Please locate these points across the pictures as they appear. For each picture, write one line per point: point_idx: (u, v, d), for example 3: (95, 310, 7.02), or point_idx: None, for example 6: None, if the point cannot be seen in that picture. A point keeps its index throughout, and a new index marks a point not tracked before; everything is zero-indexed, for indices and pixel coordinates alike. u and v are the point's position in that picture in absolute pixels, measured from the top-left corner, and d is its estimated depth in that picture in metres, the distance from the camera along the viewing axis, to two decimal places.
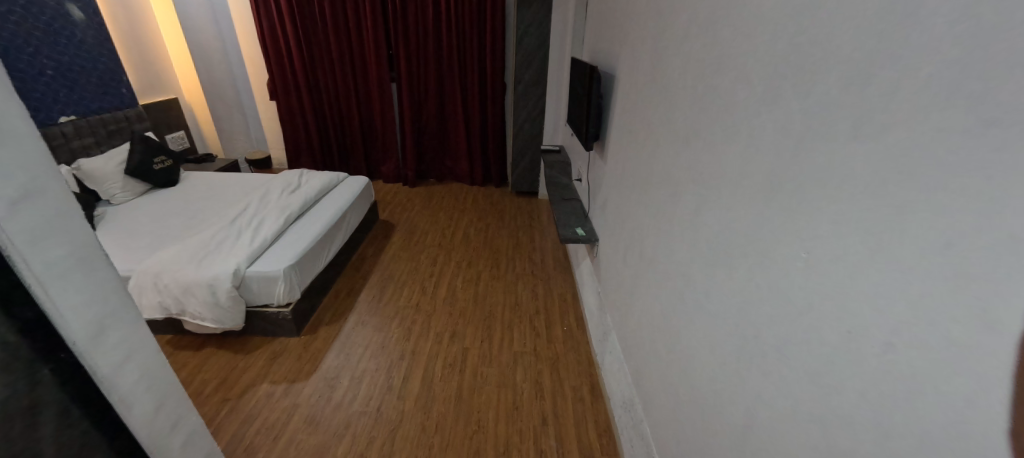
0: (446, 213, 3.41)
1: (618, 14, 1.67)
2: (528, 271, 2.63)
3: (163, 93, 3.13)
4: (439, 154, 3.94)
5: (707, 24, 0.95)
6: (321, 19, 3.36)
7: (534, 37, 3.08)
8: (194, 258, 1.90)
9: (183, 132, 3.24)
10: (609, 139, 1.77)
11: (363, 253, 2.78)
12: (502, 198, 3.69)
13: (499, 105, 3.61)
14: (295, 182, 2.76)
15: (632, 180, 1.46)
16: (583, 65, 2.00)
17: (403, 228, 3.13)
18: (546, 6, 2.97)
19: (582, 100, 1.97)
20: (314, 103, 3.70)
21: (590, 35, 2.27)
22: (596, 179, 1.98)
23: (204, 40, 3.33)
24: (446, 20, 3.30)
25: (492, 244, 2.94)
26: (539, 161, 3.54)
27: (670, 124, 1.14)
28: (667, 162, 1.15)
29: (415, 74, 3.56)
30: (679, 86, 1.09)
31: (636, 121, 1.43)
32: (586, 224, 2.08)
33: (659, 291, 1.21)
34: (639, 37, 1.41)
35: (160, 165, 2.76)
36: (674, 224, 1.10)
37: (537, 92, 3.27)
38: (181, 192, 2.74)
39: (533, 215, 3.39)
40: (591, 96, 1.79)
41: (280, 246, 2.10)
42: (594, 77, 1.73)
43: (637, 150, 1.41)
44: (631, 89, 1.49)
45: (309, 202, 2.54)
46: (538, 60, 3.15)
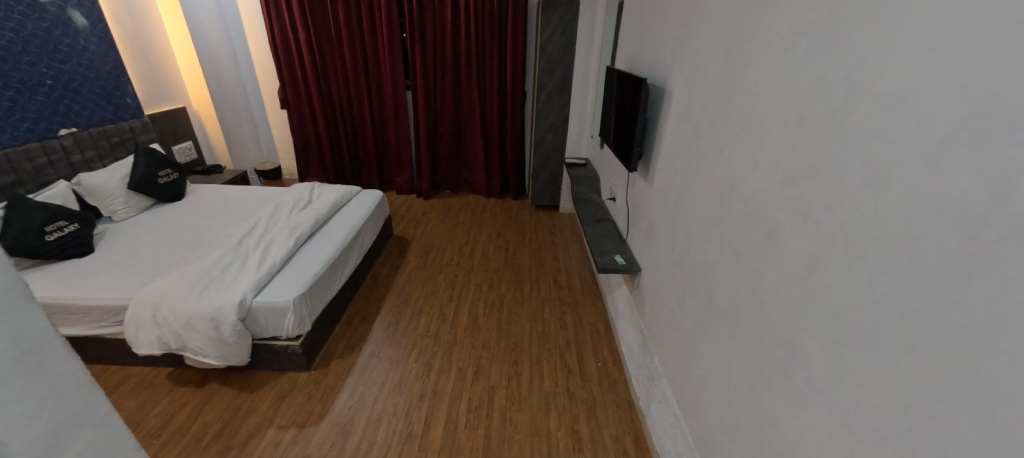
0: (463, 228, 3.23)
1: (669, 21, 1.49)
2: (554, 296, 2.44)
3: (171, 102, 2.99)
4: (455, 164, 3.77)
5: (819, 35, 0.77)
6: (334, 25, 3.22)
7: (558, 43, 2.89)
8: (196, 286, 1.74)
9: (190, 142, 3.11)
10: (657, 160, 1.58)
11: (377, 274, 2.61)
12: (521, 212, 3.51)
13: (519, 114, 3.43)
14: (306, 198, 2.60)
15: (693, 210, 1.28)
16: (624, 76, 1.81)
17: (419, 245, 2.96)
18: (573, 11, 2.79)
19: (624, 115, 1.78)
20: (326, 112, 3.55)
21: (626, 42, 2.08)
22: (638, 202, 1.79)
23: (213, 46, 3.20)
24: (465, 25, 3.14)
25: (514, 264, 2.75)
26: (561, 173, 3.35)
27: (756, 152, 0.96)
28: (752, 197, 0.96)
29: (432, 82, 3.39)
30: (769, 108, 0.91)
31: (699, 143, 1.24)
32: (625, 251, 1.88)
33: (737, 347, 1.02)
34: (701, 47, 1.23)
35: (165, 179, 2.62)
36: (764, 273, 0.92)
37: (561, 101, 3.09)
38: (187, 208, 2.60)
39: (555, 231, 3.19)
40: (636, 112, 1.60)
41: (289, 271, 1.93)
42: (641, 90, 1.54)
43: (701, 176, 1.22)
44: (691, 106, 1.30)
45: (321, 219, 2.37)
46: (563, 67, 2.97)
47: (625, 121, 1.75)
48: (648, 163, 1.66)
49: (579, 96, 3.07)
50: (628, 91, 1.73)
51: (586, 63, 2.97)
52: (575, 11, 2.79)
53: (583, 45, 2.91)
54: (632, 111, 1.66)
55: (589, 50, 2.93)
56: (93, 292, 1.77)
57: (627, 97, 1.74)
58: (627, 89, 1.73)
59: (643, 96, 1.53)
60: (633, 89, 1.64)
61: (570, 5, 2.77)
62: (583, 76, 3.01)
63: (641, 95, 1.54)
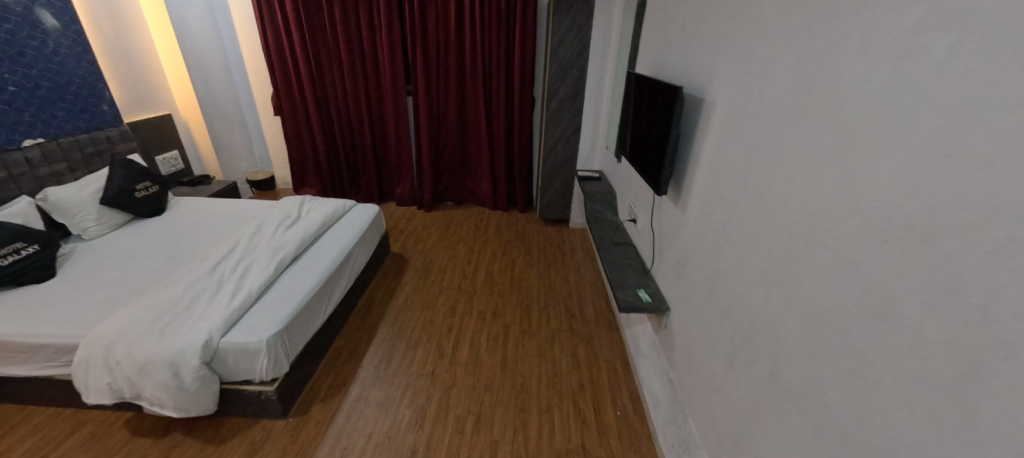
0: (466, 244, 3.00)
1: (710, 17, 1.24)
2: (565, 326, 2.19)
3: (157, 109, 2.81)
4: (458, 175, 3.54)
5: (978, 28, 0.52)
6: (330, 26, 3.01)
7: (571, 45, 2.65)
8: (157, 324, 1.52)
9: (176, 152, 2.91)
10: (693, 183, 1.32)
11: (370, 297, 2.38)
12: (529, 227, 3.26)
13: (527, 122, 3.19)
14: (293, 214, 2.38)
15: (747, 251, 1.02)
16: (651, 82, 1.55)
17: (418, 264, 2.72)
18: (587, 10, 2.55)
19: (651, 126, 1.52)
20: (323, 119, 3.34)
21: (649, 44, 1.84)
22: (666, 230, 1.54)
23: (202, 49, 3.01)
24: (470, 27, 2.92)
25: (520, 287, 2.50)
26: (572, 185, 3.10)
27: (853, 188, 0.70)
28: (847, 250, 0.71)
29: (434, 88, 3.17)
30: (878, 130, 0.66)
31: (758, 168, 0.98)
32: (649, 284, 1.62)
33: (820, 445, 0.77)
34: (760, 48, 0.98)
35: (143, 193, 2.42)
36: (871, 359, 0.66)
37: (573, 108, 2.84)
38: (165, 224, 2.39)
39: (565, 249, 2.94)
40: (667, 125, 1.34)
41: (266, 303, 1.70)
42: (674, 99, 1.28)
43: (761, 210, 0.97)
44: (743, 122, 1.05)
45: (308, 240, 2.15)
46: (576, 72, 2.73)
47: (652, 135, 1.50)
48: (681, 185, 1.40)
49: (593, 102, 2.83)
50: (656, 99, 1.47)
51: (601, 68, 2.73)
52: (589, 11, 2.55)
53: (598, 48, 2.67)
54: (662, 124, 1.40)
55: (604, 54, 2.69)
56: (41, 327, 1.55)
57: (655, 106, 1.49)
58: (656, 96, 1.48)
59: (677, 107, 1.27)
60: (664, 98, 1.38)
61: (585, 4, 2.53)
62: (597, 81, 2.77)
63: (674, 105, 1.28)
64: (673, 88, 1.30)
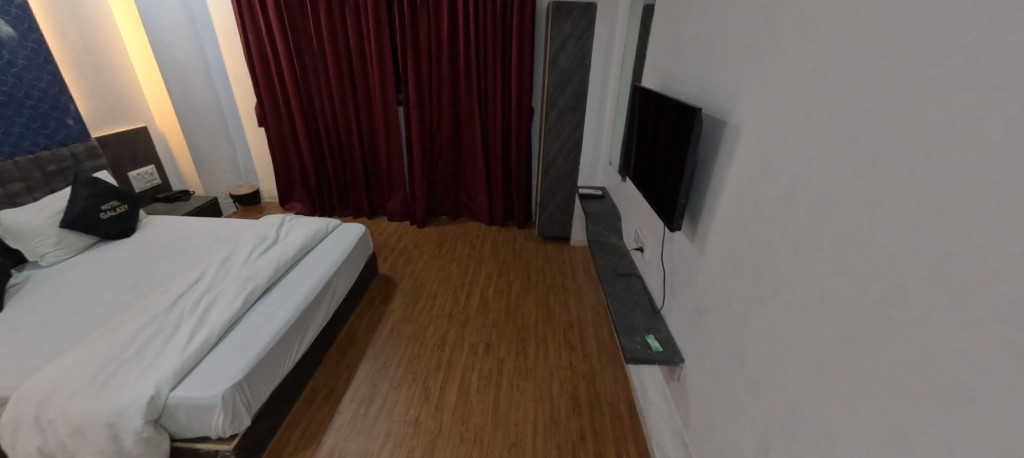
0: (459, 264, 2.81)
1: (733, 29, 1.05)
2: (564, 361, 1.99)
3: (129, 121, 2.63)
4: (453, 188, 3.35)
5: None
6: (315, 33, 2.83)
7: (572, 53, 2.46)
8: (98, 375, 1.33)
9: (152, 166, 2.74)
10: (713, 219, 1.13)
11: (353, 328, 2.19)
12: (527, 245, 3.07)
13: (525, 134, 3.01)
14: (271, 237, 2.20)
15: (789, 314, 0.82)
16: (662, 99, 1.36)
17: (407, 288, 2.54)
18: (589, 15, 2.37)
19: (663, 150, 1.32)
20: (309, 130, 3.16)
21: (658, 55, 1.65)
22: (680, 268, 1.34)
23: (181, 58, 2.84)
24: (464, 34, 2.74)
25: (516, 315, 2.31)
26: (573, 201, 2.91)
27: (953, 269, 0.51)
28: (952, 349, 0.51)
29: (426, 97, 2.99)
30: (1001, 192, 0.47)
31: (803, 215, 0.79)
32: (659, 328, 1.42)
33: None
34: (805, 64, 0.79)
35: (108, 213, 2.23)
36: None
37: (573, 120, 2.65)
38: (133, 248, 2.21)
39: (565, 270, 2.75)
40: (682, 152, 1.15)
41: (229, 347, 1.51)
42: (691, 123, 1.09)
43: (807, 268, 0.78)
44: (781, 154, 0.86)
45: (284, 267, 1.96)
46: (576, 81, 2.55)
47: (663, 160, 1.31)
48: (698, 219, 1.21)
49: (595, 114, 2.65)
50: (668, 119, 1.28)
51: (604, 77, 2.55)
52: (591, 16, 2.38)
53: (600, 56, 2.49)
54: (675, 149, 1.21)
55: (607, 62, 2.51)
56: None
57: (667, 128, 1.29)
58: (668, 116, 1.28)
59: (695, 132, 1.08)
60: (678, 120, 1.19)
61: (586, 9, 2.35)
62: (600, 92, 2.59)
63: (691, 129, 1.09)
64: (689, 109, 1.11)
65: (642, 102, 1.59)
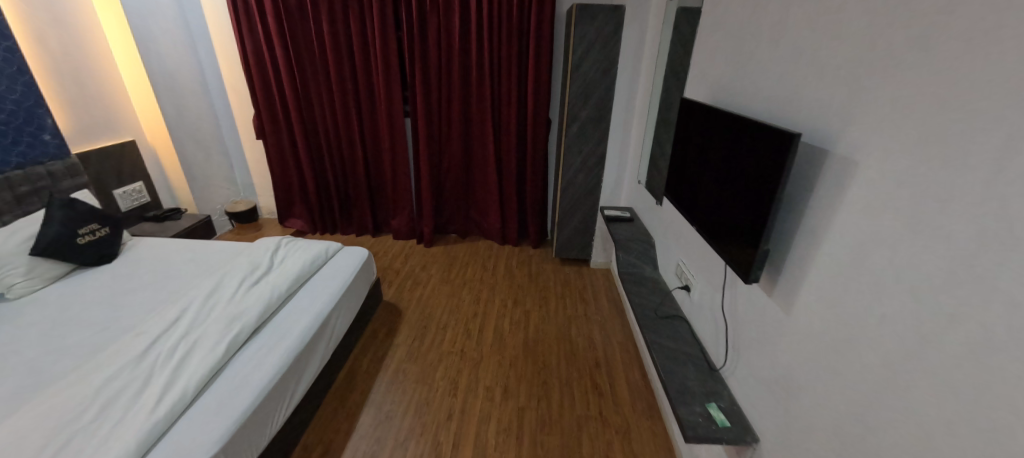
0: (470, 290, 2.58)
1: (838, 38, 0.83)
2: (593, 410, 1.75)
3: (115, 135, 2.42)
4: (463, 205, 3.13)
5: None
6: (316, 40, 2.63)
7: (596, 61, 2.25)
8: (43, 449, 1.10)
9: (141, 183, 2.54)
10: (812, 273, 0.89)
11: (353, 368, 1.96)
12: (543, 267, 2.84)
13: (542, 147, 2.78)
14: (264, 264, 1.97)
15: (962, 432, 0.58)
16: (727, 116, 1.12)
17: (414, 318, 2.31)
18: (616, 20, 2.16)
19: (732, 181, 1.08)
20: (310, 143, 2.96)
21: (709, 64, 1.43)
22: (751, 324, 1.10)
23: (174, 67, 2.65)
24: (477, 39, 2.53)
25: (534, 351, 2.07)
26: (594, 221, 2.69)
27: None
28: None
29: (434, 108, 2.77)
30: None
31: (992, 297, 0.56)
32: (721, 393, 1.18)
33: None
34: (990, 88, 0.56)
35: (85, 238, 2.02)
36: None
37: (597, 133, 2.43)
38: (113, 276, 2.00)
39: (586, 297, 2.51)
40: (767, 187, 0.91)
41: (206, 407, 1.28)
42: (784, 152, 0.85)
43: (1004, 376, 0.54)
44: (941, 203, 0.62)
45: (277, 302, 1.74)
46: (601, 92, 2.33)
47: (734, 194, 1.07)
48: (785, 269, 0.97)
49: (621, 127, 2.43)
50: (741, 143, 1.04)
51: (632, 87, 2.33)
52: (619, 21, 2.17)
53: (627, 65, 2.28)
54: (755, 182, 0.97)
55: (636, 70, 2.29)
56: None
57: (738, 153, 1.05)
58: (740, 139, 1.04)
59: (789, 164, 0.84)
60: (758, 145, 0.95)
61: (613, 13, 2.14)
62: (626, 103, 2.37)
63: (783, 160, 0.85)
64: (779, 133, 0.87)
65: (695, 120, 1.36)
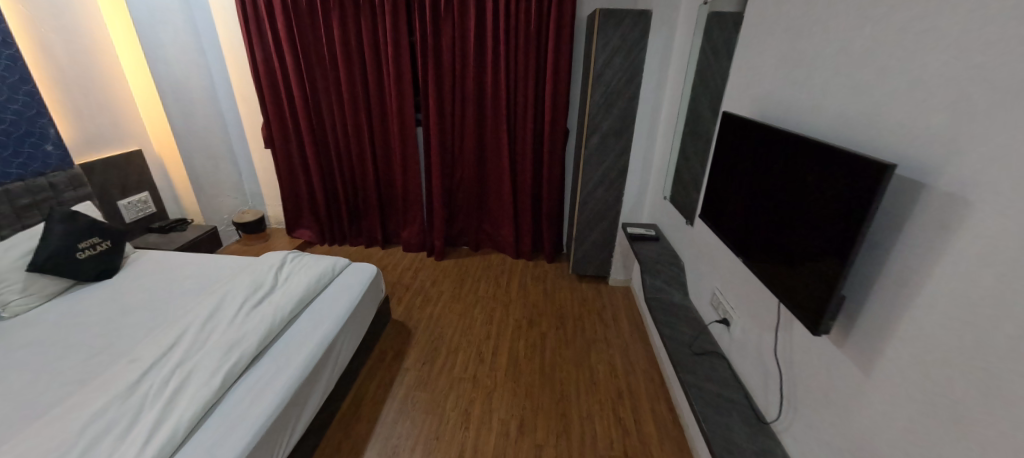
0: (483, 308, 2.45)
1: (937, 52, 0.70)
2: (618, 450, 1.60)
3: (121, 145, 2.36)
4: (475, 217, 3.01)
5: None
6: (327, 47, 2.55)
7: (619, 69, 2.12)
8: None
9: (146, 194, 2.47)
10: (900, 330, 0.75)
11: (359, 395, 1.84)
12: (559, 284, 2.71)
13: (559, 158, 2.66)
14: (268, 283, 1.87)
15: None
16: (791, 138, 0.98)
17: (423, 339, 2.19)
18: (642, 25, 2.03)
19: (798, 213, 0.94)
20: (320, 152, 2.87)
21: (753, 76, 1.30)
22: (813, 376, 0.96)
23: (183, 74, 2.59)
24: (492, 46, 2.42)
25: (552, 380, 1.93)
26: (614, 237, 2.55)
27: None
28: None
29: (447, 117, 2.66)
30: None
31: None
32: (774, 452, 1.03)
33: None
34: None
35: (85, 253, 1.94)
36: None
37: (619, 145, 2.29)
38: (112, 293, 1.91)
39: (606, 319, 2.37)
40: (847, 225, 0.77)
41: (197, 449, 1.16)
42: (871, 186, 0.71)
43: None
44: None
45: (280, 327, 1.63)
46: (624, 101, 2.19)
47: (801, 230, 0.92)
48: (863, 320, 0.82)
49: (644, 138, 2.29)
50: (810, 169, 0.90)
51: (657, 96, 2.20)
52: (644, 27, 2.04)
53: (653, 73, 2.14)
54: (829, 217, 0.83)
55: (662, 79, 2.16)
56: None
57: (806, 181, 0.91)
58: (810, 165, 0.90)
59: (878, 201, 0.70)
60: (835, 175, 0.81)
61: (638, 19, 2.02)
62: (651, 113, 2.23)
63: (871, 195, 0.71)
64: (865, 163, 0.73)
65: (745, 137, 1.22)
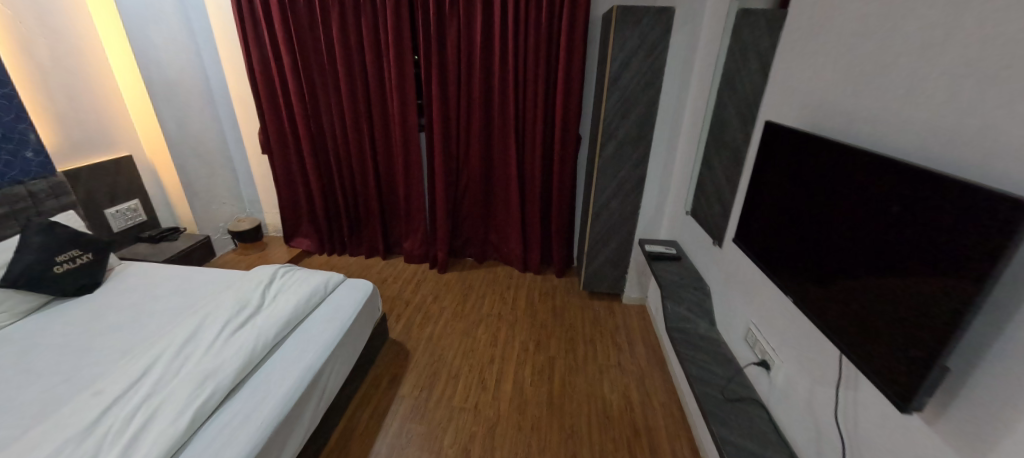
0: (487, 328, 2.28)
1: None
2: None
3: (110, 151, 2.25)
4: (481, 227, 2.85)
5: None
6: (326, 47, 2.41)
7: (638, 72, 1.94)
8: None
9: (136, 201, 2.36)
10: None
11: (349, 427, 1.68)
12: (569, 301, 2.53)
13: (570, 167, 2.49)
14: (254, 302, 1.72)
15: None
16: (867, 169, 0.83)
17: (422, 362, 2.03)
18: (664, 24, 1.86)
19: (876, 257, 0.79)
20: (319, 159, 2.74)
21: (809, 81, 1.13)
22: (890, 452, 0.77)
23: (177, 76, 2.48)
24: (500, 47, 2.27)
25: (561, 413, 1.75)
26: (629, 252, 2.37)
27: None
28: None
29: (451, 123, 2.51)
30: None
31: None
32: None
33: None
34: None
35: (62, 267, 1.81)
36: None
37: (636, 153, 2.11)
38: (90, 309, 1.79)
39: (619, 342, 2.19)
40: (962, 274, 0.62)
41: None
42: (1012, 223, 0.56)
43: None
44: None
45: (261, 355, 1.48)
46: (642, 107, 2.02)
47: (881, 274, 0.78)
48: (966, 400, 0.65)
49: (664, 147, 2.11)
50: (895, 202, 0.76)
51: (679, 102, 2.02)
52: (666, 26, 1.86)
53: (674, 76, 1.97)
54: (929, 266, 0.68)
55: (686, 83, 1.98)
56: None
57: (889, 216, 0.77)
58: (895, 196, 0.76)
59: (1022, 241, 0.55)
60: (942, 209, 0.66)
61: (659, 16, 1.84)
62: (672, 120, 2.05)
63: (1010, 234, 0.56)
64: (998, 201, 0.58)
65: (799, 151, 1.04)
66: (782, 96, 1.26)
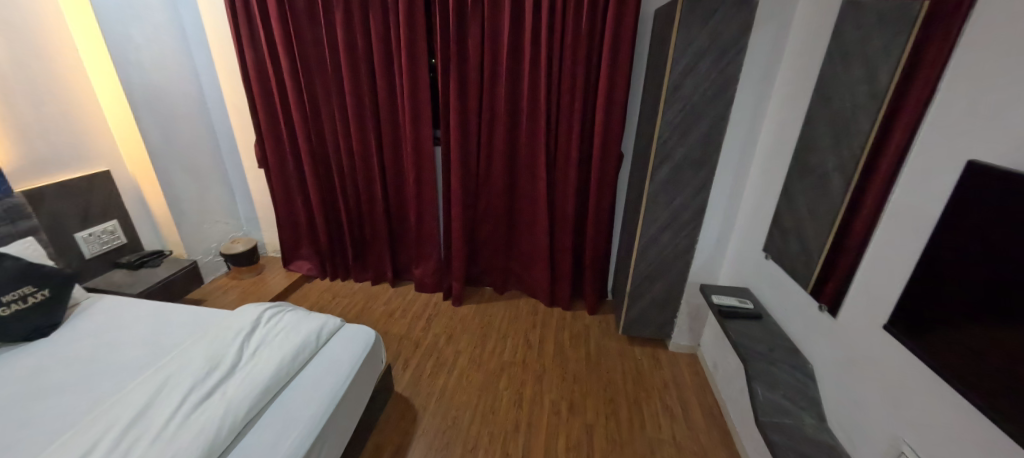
0: (510, 382, 1.92)
1: None
2: None
3: (84, 166, 1.97)
4: (502, 254, 2.49)
5: None
6: (329, 49, 2.10)
7: (705, 80, 1.56)
8: None
9: (114, 222, 2.08)
10: None
11: None
12: (607, 348, 2.15)
13: (609, 190, 2.12)
14: (228, 360, 1.40)
15: None
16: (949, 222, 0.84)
17: (433, 428, 1.67)
18: (741, 19, 1.47)
19: (957, 296, 0.81)
20: (321, 175, 2.44)
21: None
22: None
23: (164, 80, 2.20)
24: (531, 49, 1.92)
25: None
26: (681, 294, 1.98)
27: None
28: None
29: (471, 137, 2.16)
30: None
31: None
32: None
33: None
34: None
35: (6, 309, 1.50)
36: None
37: (696, 178, 1.73)
38: (36, 359, 1.48)
39: (672, 408, 1.79)
40: None
41: None
42: None
43: None
44: None
45: (225, 442, 1.15)
46: (707, 123, 1.63)
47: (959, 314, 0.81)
48: None
49: (731, 171, 1.72)
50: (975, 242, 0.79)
51: (755, 117, 1.62)
52: (745, 23, 1.48)
53: (751, 85, 1.58)
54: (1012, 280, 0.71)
55: (765, 94, 1.59)
56: None
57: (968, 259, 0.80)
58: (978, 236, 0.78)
59: None
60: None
61: (736, 11, 1.46)
62: (744, 139, 1.66)
63: None
64: None
65: None
66: (963, 119, 0.86)
